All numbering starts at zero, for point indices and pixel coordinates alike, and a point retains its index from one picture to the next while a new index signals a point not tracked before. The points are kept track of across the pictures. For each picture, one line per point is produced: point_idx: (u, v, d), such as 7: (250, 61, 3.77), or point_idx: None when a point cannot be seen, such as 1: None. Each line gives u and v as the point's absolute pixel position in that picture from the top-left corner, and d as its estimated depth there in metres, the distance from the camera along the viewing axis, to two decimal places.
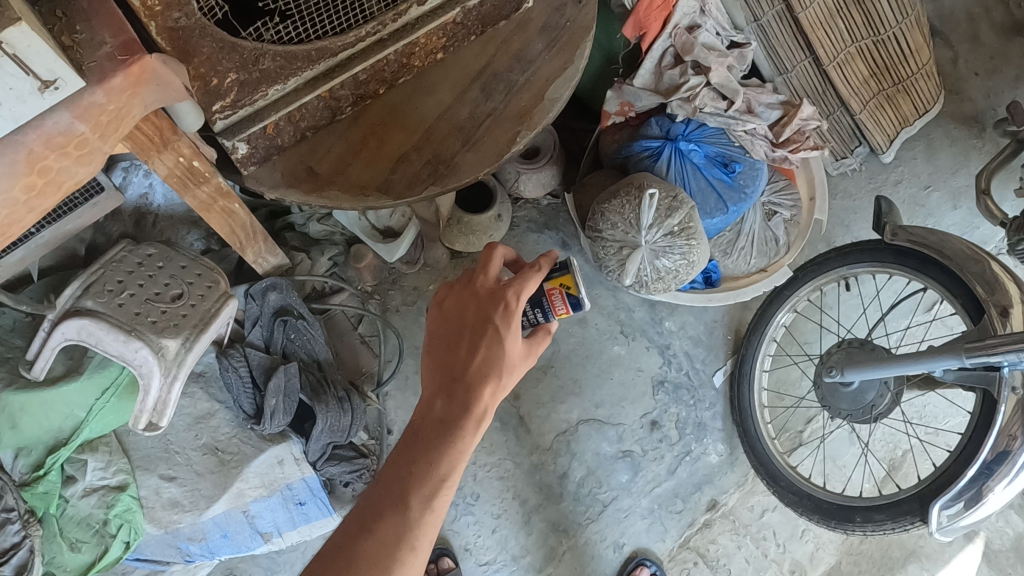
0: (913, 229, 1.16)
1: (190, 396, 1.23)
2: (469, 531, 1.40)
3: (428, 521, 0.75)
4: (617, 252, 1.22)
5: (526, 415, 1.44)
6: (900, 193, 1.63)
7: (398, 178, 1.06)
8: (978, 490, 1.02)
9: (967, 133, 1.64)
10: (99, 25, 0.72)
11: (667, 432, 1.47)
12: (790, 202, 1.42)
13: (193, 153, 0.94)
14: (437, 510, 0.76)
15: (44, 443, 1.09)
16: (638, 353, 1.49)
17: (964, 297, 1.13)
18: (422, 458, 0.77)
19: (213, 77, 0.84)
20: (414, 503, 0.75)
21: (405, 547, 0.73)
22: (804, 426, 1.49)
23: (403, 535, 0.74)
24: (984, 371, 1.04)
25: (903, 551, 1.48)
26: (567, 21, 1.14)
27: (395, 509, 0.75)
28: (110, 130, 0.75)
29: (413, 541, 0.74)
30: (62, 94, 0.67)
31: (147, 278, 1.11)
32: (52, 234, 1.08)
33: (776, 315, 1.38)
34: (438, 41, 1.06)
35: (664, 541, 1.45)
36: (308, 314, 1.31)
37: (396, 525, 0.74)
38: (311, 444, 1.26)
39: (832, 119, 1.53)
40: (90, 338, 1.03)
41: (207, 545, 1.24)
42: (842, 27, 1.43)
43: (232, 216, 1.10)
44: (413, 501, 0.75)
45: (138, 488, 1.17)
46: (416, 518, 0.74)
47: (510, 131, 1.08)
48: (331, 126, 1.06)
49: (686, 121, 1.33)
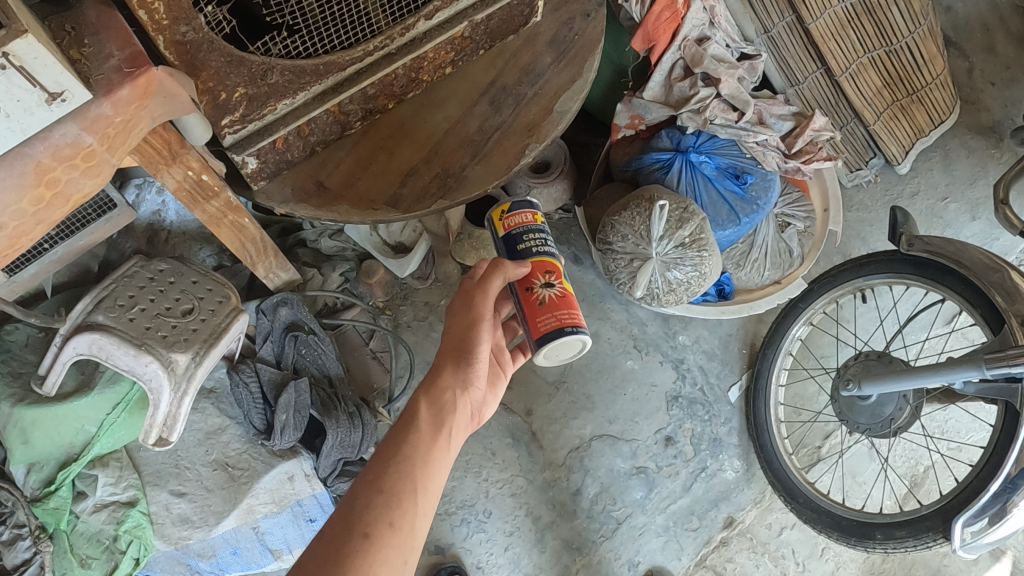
0: (929, 238, 1.15)
1: (201, 412, 1.22)
2: (481, 549, 1.37)
3: (382, 505, 0.72)
4: (627, 264, 1.20)
5: (539, 431, 1.43)
6: (917, 205, 1.60)
7: (407, 192, 1.07)
8: (1003, 506, 0.98)
9: (984, 144, 1.62)
10: (108, 39, 0.73)
11: (682, 448, 1.45)
12: (804, 213, 1.41)
13: (202, 166, 0.94)
14: (393, 497, 0.73)
15: (55, 458, 1.09)
16: (651, 368, 1.48)
17: (984, 309, 1.10)
18: (379, 453, 0.78)
19: (220, 91, 0.85)
20: (362, 491, 0.73)
21: (353, 532, 0.69)
22: (822, 441, 1.46)
23: (351, 520, 0.71)
24: (1006, 383, 1.02)
25: (927, 570, 1.44)
26: (576, 34, 1.15)
27: (345, 507, 0.72)
28: (118, 143, 0.75)
29: (363, 528, 0.70)
30: (70, 106, 0.67)
31: (158, 292, 1.12)
32: (64, 250, 1.09)
33: (791, 328, 1.36)
34: (447, 55, 1.07)
35: (680, 559, 1.41)
36: (319, 329, 1.31)
37: (345, 515, 0.71)
38: (322, 460, 1.25)
39: (845, 130, 1.51)
40: (100, 353, 1.04)
41: (218, 562, 1.23)
42: (853, 38, 1.42)
43: (242, 230, 1.10)
44: (361, 490, 0.74)
45: (148, 504, 1.15)
46: (365, 504, 0.72)
47: (519, 143, 1.09)
48: (340, 141, 1.08)
49: (696, 133, 1.32)
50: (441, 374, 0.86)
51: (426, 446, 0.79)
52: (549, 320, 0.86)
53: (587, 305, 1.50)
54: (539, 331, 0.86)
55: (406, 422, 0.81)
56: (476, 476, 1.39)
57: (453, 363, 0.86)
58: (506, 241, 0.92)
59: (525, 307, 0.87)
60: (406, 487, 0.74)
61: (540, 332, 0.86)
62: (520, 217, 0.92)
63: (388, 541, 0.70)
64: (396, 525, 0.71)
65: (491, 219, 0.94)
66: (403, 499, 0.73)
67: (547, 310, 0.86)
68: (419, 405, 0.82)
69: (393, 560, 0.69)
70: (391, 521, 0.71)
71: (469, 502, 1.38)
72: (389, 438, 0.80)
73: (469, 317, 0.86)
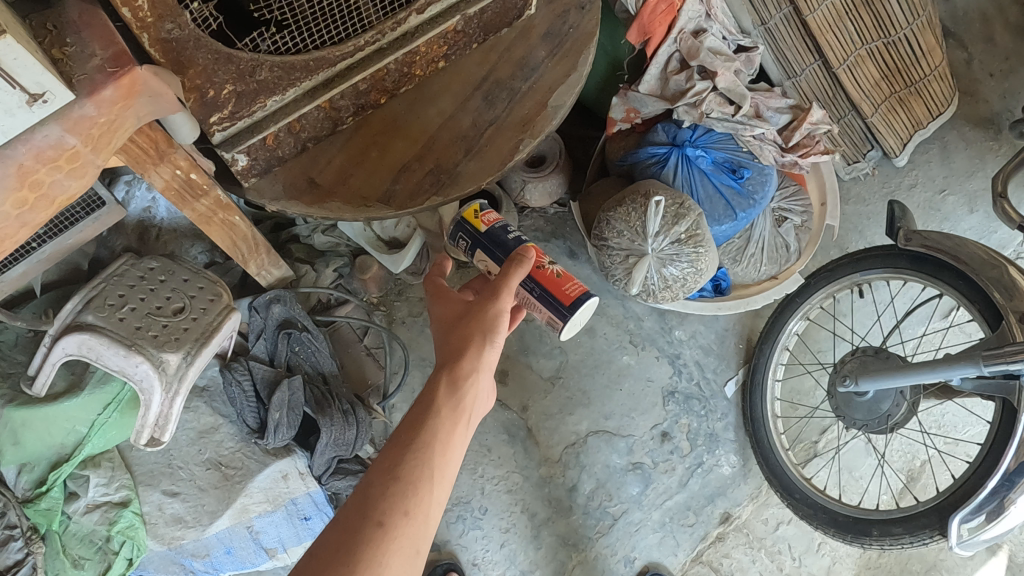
0: (927, 233, 1.14)
1: (194, 411, 1.21)
2: (477, 546, 1.36)
3: (399, 493, 0.70)
4: (623, 261, 1.19)
5: (535, 427, 1.43)
6: (914, 197, 1.59)
7: (400, 188, 1.06)
8: (1000, 503, 0.99)
9: (983, 136, 1.61)
10: (91, 37, 0.71)
11: (678, 444, 1.44)
12: (801, 207, 1.39)
13: (190, 165, 0.92)
14: (410, 485, 0.71)
15: (46, 459, 1.08)
16: (648, 363, 1.47)
17: (982, 305, 1.10)
18: (394, 438, 0.75)
19: (208, 88, 0.83)
20: (378, 479, 0.71)
21: (368, 520, 0.68)
22: (819, 436, 1.45)
23: (368, 508, 0.69)
24: (1004, 380, 1.02)
25: (924, 565, 1.44)
26: (570, 27, 1.14)
27: (360, 496, 0.70)
28: (103, 143, 0.74)
29: (378, 516, 0.68)
30: (52, 107, 0.66)
31: (148, 291, 1.11)
32: (53, 248, 1.07)
33: (788, 323, 1.35)
34: (440, 50, 1.06)
35: (676, 555, 1.41)
36: (313, 326, 1.30)
37: (360, 504, 0.70)
38: (316, 458, 1.23)
39: (843, 122, 1.50)
40: (90, 353, 1.02)
41: (211, 561, 1.23)
42: (851, 29, 1.40)
43: (232, 228, 1.09)
44: (376, 477, 0.71)
45: (141, 504, 1.15)
46: (381, 492, 0.70)
47: (513, 139, 1.08)
48: (332, 137, 1.06)
49: (692, 127, 1.31)
50: (467, 352, 0.81)
51: (445, 432, 0.76)
52: (571, 284, 0.92)
53: None
54: (569, 297, 0.91)
55: (422, 405, 0.77)
56: (472, 473, 1.39)
57: (477, 341, 0.82)
58: (491, 234, 0.98)
59: (542, 282, 0.93)
60: (423, 474, 0.72)
61: (569, 294, 0.92)
62: (492, 215, 1.01)
63: (403, 532, 0.68)
64: (411, 513, 0.69)
65: (465, 227, 1.00)
66: (420, 487, 0.71)
67: (565, 280, 0.93)
68: (441, 387, 0.78)
69: (404, 545, 0.68)
70: (407, 509, 0.69)
71: (465, 499, 1.38)
72: (404, 422, 0.77)
73: (490, 304, 0.83)
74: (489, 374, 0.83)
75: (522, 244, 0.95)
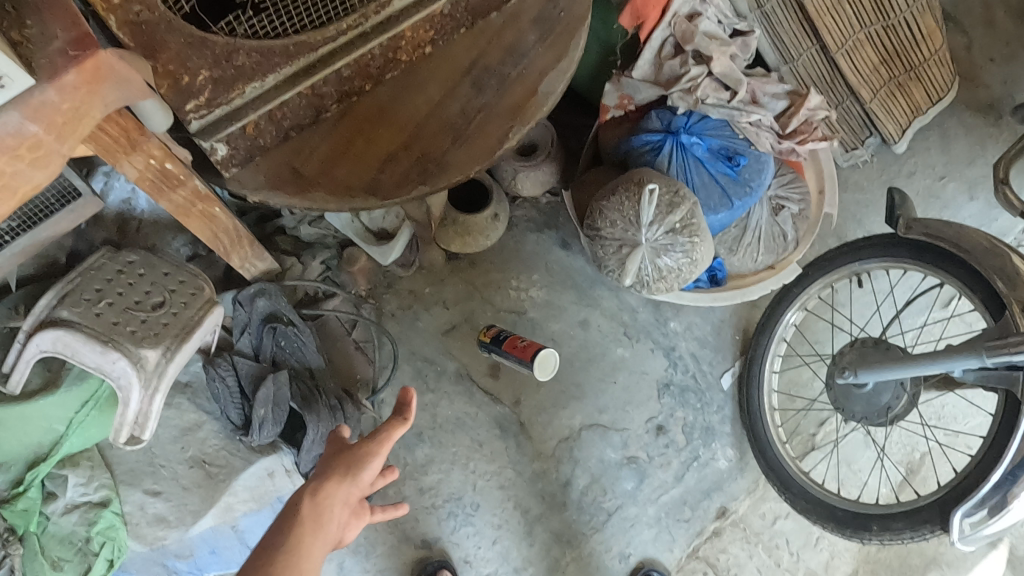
0: (927, 221, 1.11)
1: (176, 407, 1.18)
2: (469, 543, 1.34)
3: None
4: (616, 251, 1.16)
5: (528, 421, 1.40)
6: (914, 185, 1.56)
7: (386, 177, 1.02)
8: (1003, 497, 0.96)
9: (983, 122, 1.58)
10: (50, 18, 0.66)
11: (674, 437, 1.42)
12: (798, 196, 1.35)
13: (165, 154, 0.88)
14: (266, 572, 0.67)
15: (23, 458, 1.04)
16: (643, 356, 1.44)
17: (984, 294, 1.07)
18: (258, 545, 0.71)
19: (183, 74, 0.83)
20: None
21: None
22: (816, 429, 1.43)
23: None
24: (1007, 370, 0.99)
25: (923, 559, 1.41)
26: (562, 11, 1.10)
27: None
28: (69, 131, 0.70)
29: None
30: (9, 93, 0.63)
31: (127, 286, 1.08)
32: (27, 242, 1.04)
33: (785, 313, 1.32)
34: (426, 34, 1.03)
35: (671, 550, 1.39)
36: (299, 321, 1.26)
37: None
38: (303, 455, 1.20)
39: (841, 109, 1.47)
40: (65, 350, 0.99)
41: (196, 562, 1.20)
42: (849, 13, 1.37)
43: (213, 219, 1.05)
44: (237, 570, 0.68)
45: (122, 504, 1.12)
46: None
47: (503, 126, 1.04)
48: (316, 125, 1.03)
49: (688, 113, 1.27)
50: (329, 488, 0.74)
51: (312, 542, 0.71)
52: (532, 347, 1.23)
53: (577, 292, 1.46)
54: (529, 354, 1.22)
55: (286, 513, 0.73)
56: (464, 469, 1.36)
57: (344, 473, 0.76)
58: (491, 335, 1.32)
59: (516, 351, 1.25)
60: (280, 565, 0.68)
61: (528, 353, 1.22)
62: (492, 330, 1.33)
63: None
64: None
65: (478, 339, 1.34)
66: None
67: (528, 347, 1.24)
68: (302, 499, 0.73)
69: None
70: None
71: (456, 495, 1.35)
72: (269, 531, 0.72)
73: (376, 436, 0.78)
74: (358, 492, 0.77)
75: (514, 342, 1.27)
